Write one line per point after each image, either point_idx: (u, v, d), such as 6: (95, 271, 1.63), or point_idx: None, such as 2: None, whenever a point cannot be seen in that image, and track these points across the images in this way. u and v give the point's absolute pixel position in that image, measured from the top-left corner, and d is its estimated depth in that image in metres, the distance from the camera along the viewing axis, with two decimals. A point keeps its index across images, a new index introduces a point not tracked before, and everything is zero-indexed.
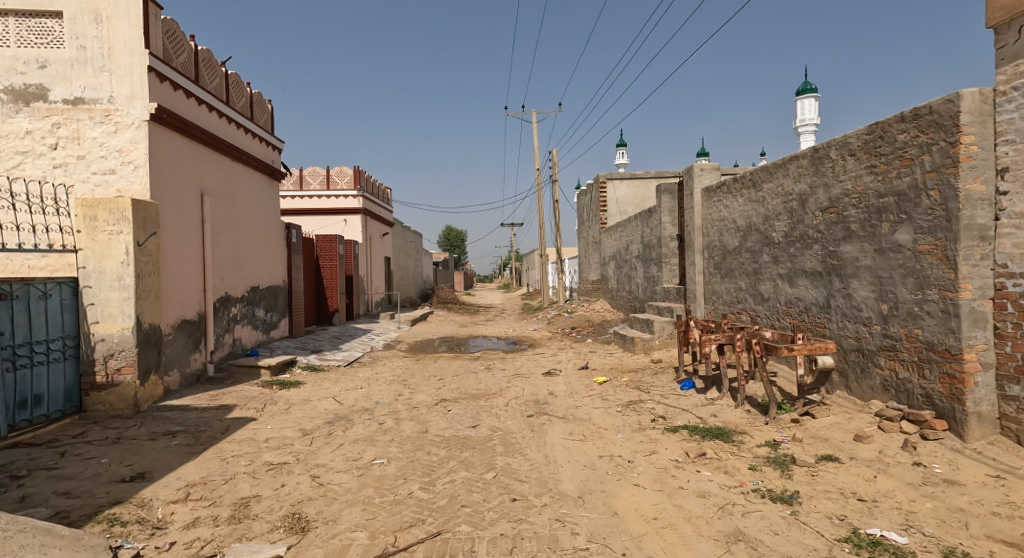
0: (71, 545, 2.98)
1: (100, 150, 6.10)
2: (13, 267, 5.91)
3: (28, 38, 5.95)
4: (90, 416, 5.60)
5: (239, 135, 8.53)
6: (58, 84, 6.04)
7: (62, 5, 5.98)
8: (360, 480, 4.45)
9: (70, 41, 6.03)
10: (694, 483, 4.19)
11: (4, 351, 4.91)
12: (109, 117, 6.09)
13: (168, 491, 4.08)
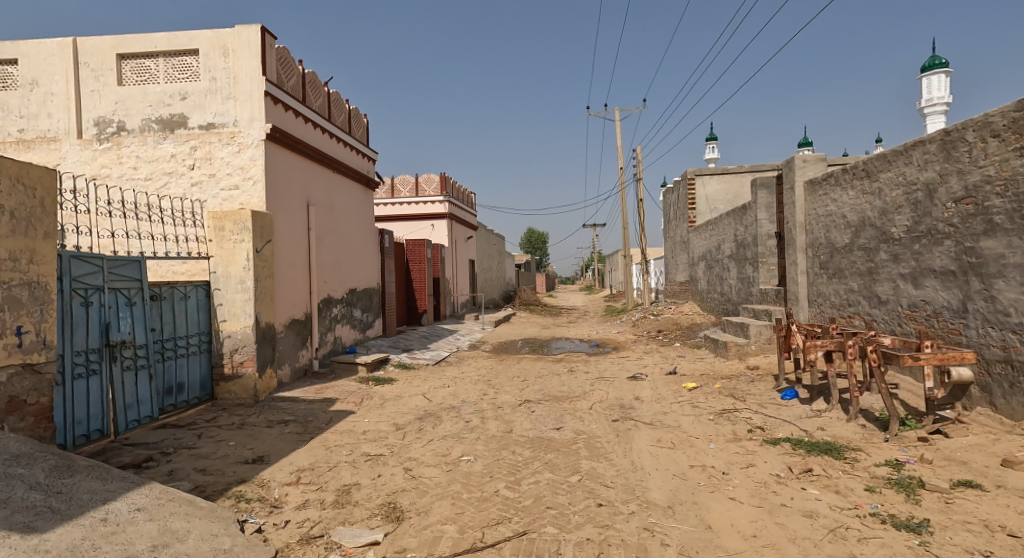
0: (208, 516, 3.35)
1: (227, 169, 6.89)
2: (161, 272, 6.87)
3: (173, 75, 6.93)
4: (220, 404, 6.35)
5: (340, 148, 9.25)
6: (195, 112, 6.92)
7: (198, 43, 6.90)
8: (449, 475, 4.63)
9: (204, 74, 6.91)
10: (799, 501, 3.85)
11: (159, 343, 5.61)
12: (234, 139, 6.88)
13: (282, 474, 4.51)
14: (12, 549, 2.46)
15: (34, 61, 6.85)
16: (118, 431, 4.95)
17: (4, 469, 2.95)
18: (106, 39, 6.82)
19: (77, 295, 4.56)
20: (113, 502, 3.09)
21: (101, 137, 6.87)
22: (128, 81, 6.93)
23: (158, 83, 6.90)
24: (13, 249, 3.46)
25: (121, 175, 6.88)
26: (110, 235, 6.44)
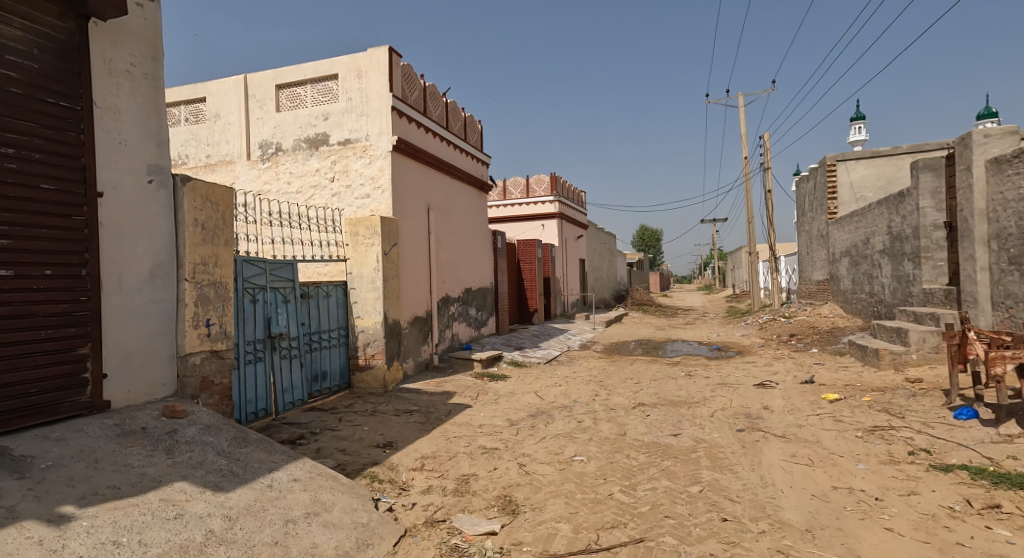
0: (349, 492, 3.77)
1: (360, 179, 7.62)
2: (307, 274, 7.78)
3: (317, 98, 7.82)
4: (355, 391, 7.05)
5: (457, 154, 9.74)
6: (335, 130, 7.73)
7: (338, 68, 7.70)
8: (562, 473, 4.71)
9: (342, 95, 7.69)
10: (980, 542, 3.34)
11: (308, 335, 6.34)
12: (366, 152, 7.58)
13: (409, 460, 4.91)
14: (207, 503, 2.99)
15: (216, 97, 8.14)
16: (278, 410, 5.70)
17: (200, 437, 3.56)
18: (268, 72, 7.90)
19: (247, 293, 5.33)
20: (277, 472, 3.59)
21: (263, 158, 7.97)
22: (284, 107, 7.95)
23: (307, 107, 7.84)
24: (203, 256, 4.14)
25: (279, 189, 7.92)
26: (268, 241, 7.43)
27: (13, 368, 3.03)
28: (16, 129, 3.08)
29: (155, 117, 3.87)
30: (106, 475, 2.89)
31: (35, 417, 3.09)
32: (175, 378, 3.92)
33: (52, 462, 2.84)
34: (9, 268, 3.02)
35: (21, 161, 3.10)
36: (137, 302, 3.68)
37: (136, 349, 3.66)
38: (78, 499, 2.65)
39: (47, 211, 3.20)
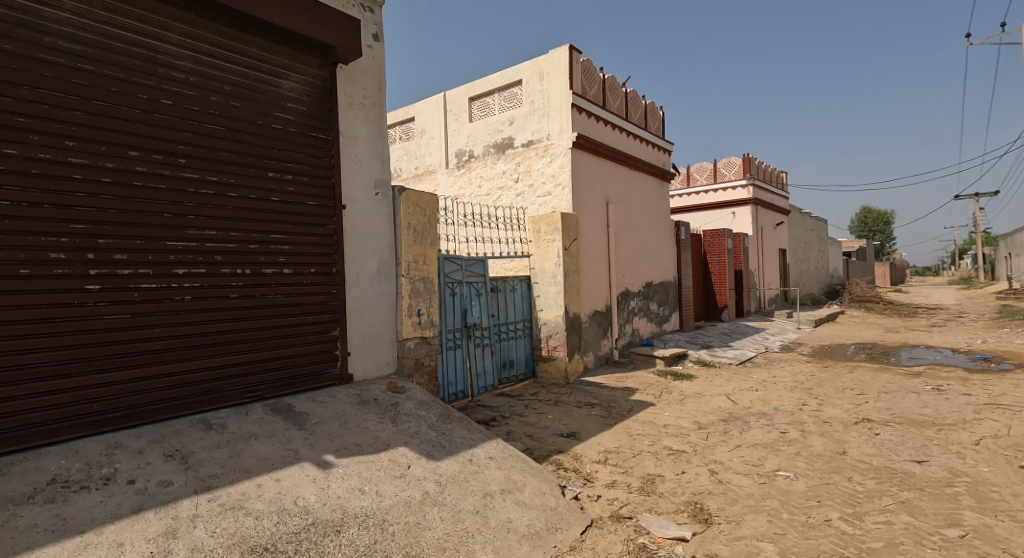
0: (538, 475, 4.00)
1: (542, 178, 7.92)
2: None
3: (504, 105, 8.40)
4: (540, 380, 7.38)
5: (637, 144, 9.53)
6: (519, 133, 8.18)
7: (522, 74, 8.14)
8: (763, 488, 4.32)
9: (526, 98, 8.10)
10: None
11: (498, 326, 6.81)
12: (547, 151, 7.87)
13: (592, 452, 5.01)
14: (423, 468, 3.48)
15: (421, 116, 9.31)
16: (472, 392, 6.26)
17: (416, 410, 4.13)
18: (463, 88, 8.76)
19: (447, 287, 5.98)
20: (476, 448, 3.99)
21: (459, 165, 8.83)
22: (475, 118, 8.72)
23: (495, 115, 8.47)
24: (415, 255, 4.77)
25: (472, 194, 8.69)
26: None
27: (294, 345, 3.88)
28: (292, 158, 3.92)
29: (380, 138, 4.56)
30: (353, 434, 3.56)
31: (306, 383, 3.93)
32: (395, 359, 4.60)
33: (318, 419, 3.59)
34: (290, 267, 3.87)
35: (295, 183, 3.93)
36: (369, 294, 4.42)
37: (368, 333, 4.40)
38: (335, 450, 3.33)
39: (312, 221, 4.02)
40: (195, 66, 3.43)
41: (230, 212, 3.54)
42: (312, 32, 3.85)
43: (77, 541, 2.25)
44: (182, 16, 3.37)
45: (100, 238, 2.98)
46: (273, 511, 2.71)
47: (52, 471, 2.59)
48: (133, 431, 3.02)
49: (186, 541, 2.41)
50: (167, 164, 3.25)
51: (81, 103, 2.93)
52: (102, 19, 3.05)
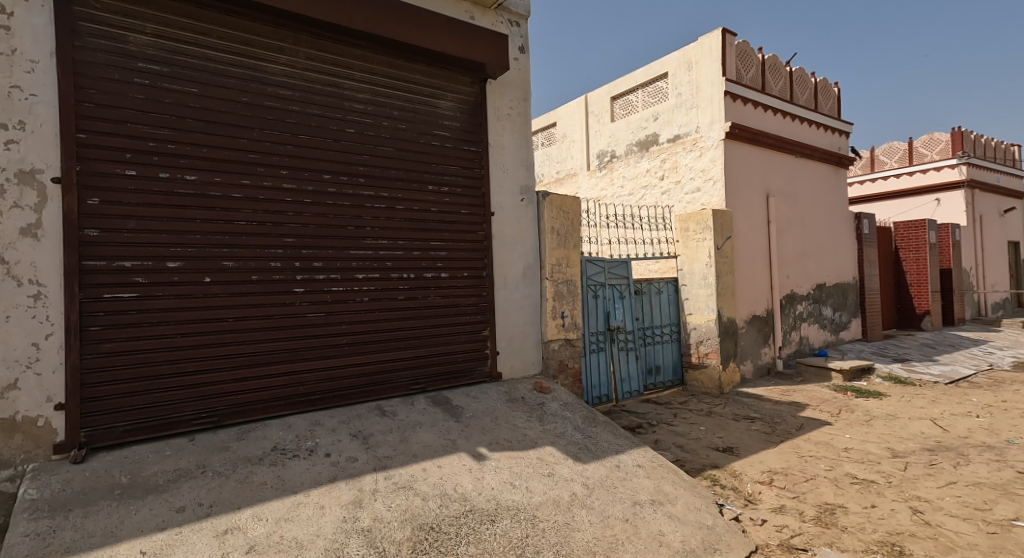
0: (691, 489, 3.79)
1: (690, 173, 7.55)
2: None
3: (649, 101, 8.24)
4: (689, 389, 6.86)
5: (804, 128, 8.55)
6: (664, 129, 7.93)
7: (667, 66, 7.89)
8: (992, 539, 3.54)
9: (672, 91, 7.82)
10: None
11: (642, 330, 6.47)
12: (696, 144, 7.47)
13: (754, 471, 4.60)
14: (570, 469, 3.56)
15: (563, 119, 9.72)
16: (617, 397, 6.05)
17: (561, 411, 4.23)
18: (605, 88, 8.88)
19: (590, 289, 5.79)
20: (624, 454, 3.94)
21: (601, 166, 8.93)
22: (617, 116, 8.78)
23: (637, 112, 8.39)
24: (559, 258, 4.89)
25: (614, 194, 8.73)
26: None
27: (451, 343, 4.26)
28: (448, 172, 4.31)
29: (526, 146, 4.79)
30: (503, 429, 3.79)
31: (461, 378, 4.29)
32: (541, 359, 4.77)
33: (472, 413, 3.89)
34: (447, 271, 4.26)
35: (451, 194, 4.32)
36: (515, 296, 4.65)
37: (516, 333, 4.63)
38: (488, 444, 3.58)
39: (465, 229, 4.38)
40: (372, 97, 3.95)
41: (398, 223, 4.03)
42: (467, 53, 4.17)
43: (293, 500, 2.75)
44: (363, 54, 3.89)
45: (304, 250, 3.61)
46: (437, 495, 3.01)
47: (274, 439, 3.20)
48: (327, 412, 3.59)
49: (369, 511, 2.79)
50: (351, 184, 3.81)
51: (290, 138, 3.57)
52: (306, 66, 3.66)
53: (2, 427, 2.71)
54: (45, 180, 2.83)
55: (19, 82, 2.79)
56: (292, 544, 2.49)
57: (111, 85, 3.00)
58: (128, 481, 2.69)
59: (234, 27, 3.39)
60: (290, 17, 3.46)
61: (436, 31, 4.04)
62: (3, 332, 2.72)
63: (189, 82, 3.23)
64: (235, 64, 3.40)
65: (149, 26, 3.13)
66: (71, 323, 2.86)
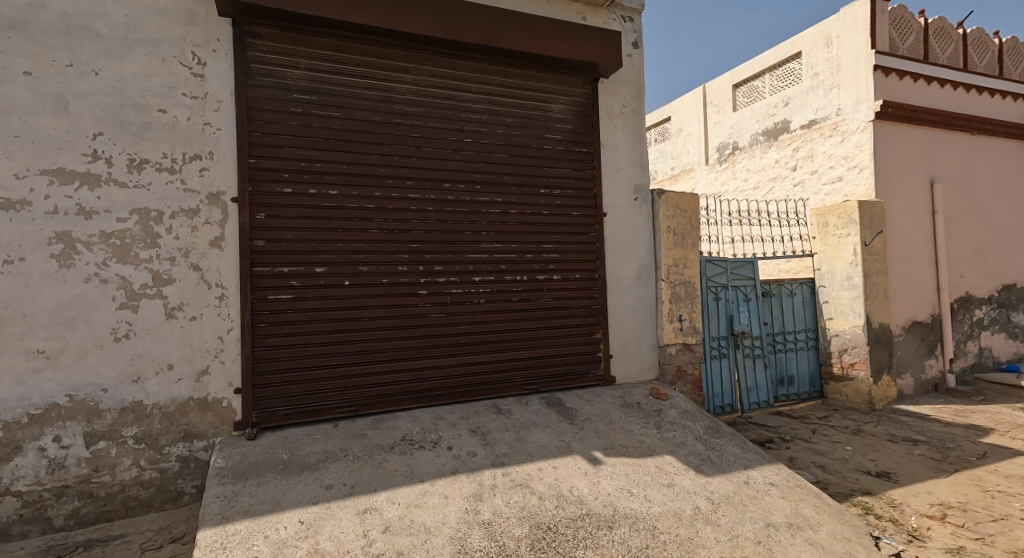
0: (837, 515, 3.32)
1: (829, 161, 6.79)
2: (768, 271, 7.60)
3: (778, 85, 7.65)
4: (830, 403, 6.00)
5: (983, 100, 7.22)
6: (797, 114, 7.28)
7: (801, 45, 7.19)
8: None
9: (808, 72, 7.10)
10: None
11: (772, 336, 5.73)
12: (837, 128, 6.70)
13: (920, 503, 3.92)
14: (692, 481, 3.38)
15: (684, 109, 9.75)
16: (743, 408, 5.37)
17: (680, 420, 4.04)
18: (726, 76, 8.55)
19: (710, 292, 5.19)
20: (754, 470, 3.62)
21: (722, 159, 8.61)
22: (741, 105, 8.32)
23: (763, 100, 7.89)
24: (675, 258, 4.69)
25: (736, 188, 8.36)
26: (728, 240, 7.80)
27: (563, 344, 4.31)
28: (560, 175, 4.37)
29: (639, 144, 4.67)
30: (619, 435, 3.72)
31: (574, 380, 4.32)
32: (657, 364, 4.62)
33: (586, 416, 3.89)
34: (559, 273, 4.32)
35: (563, 197, 4.37)
36: (629, 298, 4.55)
37: (630, 336, 4.53)
38: (603, 448, 3.54)
39: (577, 231, 4.40)
40: (488, 107, 4.14)
41: (512, 227, 4.18)
42: (579, 55, 4.17)
43: (421, 487, 2.98)
44: (479, 67, 4.09)
45: (427, 254, 3.89)
46: (553, 495, 3.06)
47: (403, 430, 3.49)
48: (449, 407, 3.83)
49: (489, 505, 2.93)
50: (468, 191, 4.04)
51: (415, 152, 3.88)
52: (429, 83, 3.95)
53: (198, 406, 3.28)
54: (226, 200, 3.37)
55: (209, 120, 3.35)
56: (420, 529, 2.70)
57: (272, 115, 3.49)
58: (288, 458, 3.12)
59: (369, 53, 3.76)
60: (417, 39, 3.74)
61: (550, 36, 4.09)
62: (199, 328, 3.29)
63: (332, 106, 3.65)
64: (370, 86, 3.77)
65: (302, 61, 3.57)
66: (245, 321, 3.38)
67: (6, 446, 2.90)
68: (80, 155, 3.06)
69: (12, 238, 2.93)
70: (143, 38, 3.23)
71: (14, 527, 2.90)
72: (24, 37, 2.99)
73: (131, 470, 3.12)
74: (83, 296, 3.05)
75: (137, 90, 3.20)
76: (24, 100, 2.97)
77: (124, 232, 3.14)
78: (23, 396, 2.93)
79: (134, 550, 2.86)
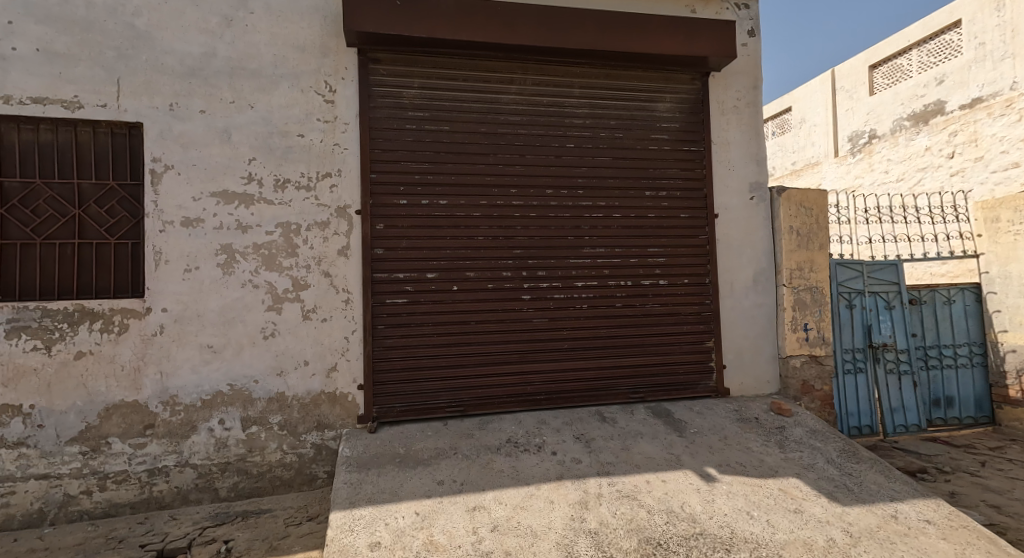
0: None
1: (999, 146, 6.06)
2: (918, 275, 6.68)
3: (927, 61, 7.02)
4: (1005, 433, 4.97)
5: None
6: (954, 92, 6.63)
7: (961, 12, 6.50)
8: None
9: (969, 42, 6.42)
10: None
11: (923, 350, 4.89)
12: (1011, 106, 5.96)
13: None
14: (825, 509, 3.00)
15: (806, 102, 9.34)
16: (886, 432, 4.61)
17: (808, 440, 3.65)
18: (861, 58, 8.14)
19: (842, 298, 4.52)
20: (904, 503, 3.09)
21: (854, 150, 8.24)
22: (880, 87, 7.87)
23: (905, 80, 7.34)
24: (800, 261, 4.27)
25: (872, 180, 7.95)
26: (866, 240, 7.00)
27: (671, 352, 4.15)
28: (667, 176, 4.21)
29: (755, 139, 4.35)
30: (734, 452, 3.47)
31: (683, 391, 4.14)
32: (779, 377, 4.27)
33: (697, 429, 3.69)
34: (666, 278, 4.17)
35: (670, 198, 4.20)
36: (745, 305, 4.26)
37: (746, 346, 4.26)
38: (718, 465, 3.32)
39: (685, 233, 4.21)
40: (591, 111, 4.11)
41: (616, 231, 4.10)
42: (688, 49, 3.98)
43: (527, 490, 3.02)
44: (581, 71, 4.09)
45: (530, 260, 3.97)
46: (662, 510, 2.92)
47: (508, 433, 3.57)
48: (552, 412, 3.85)
49: (595, 514, 2.88)
50: (571, 196, 4.05)
51: (518, 160, 3.98)
52: (532, 92, 4.02)
53: (328, 399, 3.64)
54: (351, 213, 3.72)
55: (338, 141, 3.72)
56: (527, 531, 2.75)
57: (389, 133, 3.80)
58: (404, 452, 3.35)
59: (476, 68, 3.92)
60: (521, 50, 3.83)
61: (658, 33, 3.95)
62: (329, 328, 3.66)
63: (442, 121, 3.87)
64: (476, 100, 3.93)
65: (416, 81, 3.85)
66: (367, 323, 3.70)
67: (185, 425, 3.44)
68: (239, 178, 3.55)
69: (190, 250, 3.47)
70: (287, 73, 3.66)
71: (191, 494, 3.43)
72: (200, 81, 3.53)
73: (277, 453, 3.55)
74: (240, 299, 3.54)
75: (281, 119, 3.64)
76: (199, 134, 3.51)
77: (270, 243, 3.59)
78: (197, 384, 3.47)
79: (280, 523, 3.25)
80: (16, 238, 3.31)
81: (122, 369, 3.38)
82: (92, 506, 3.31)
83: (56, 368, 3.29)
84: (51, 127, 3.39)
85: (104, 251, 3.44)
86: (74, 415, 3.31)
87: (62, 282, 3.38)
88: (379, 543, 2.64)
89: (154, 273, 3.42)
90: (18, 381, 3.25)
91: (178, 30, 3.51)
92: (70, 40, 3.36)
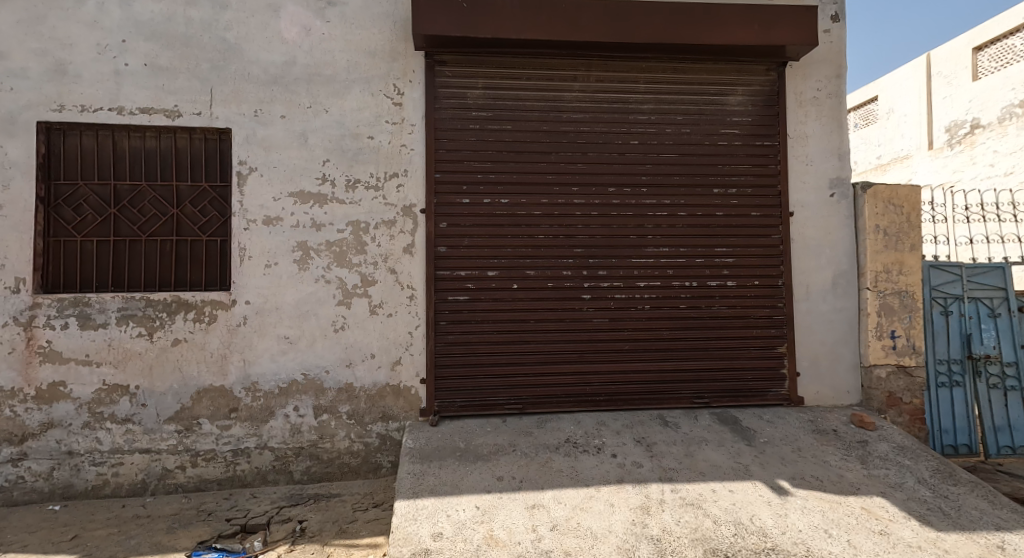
0: None
1: None
2: None
3: None
4: None
5: None
6: None
7: None
8: None
9: None
10: None
11: None
12: None
13: None
14: (916, 533, 2.75)
15: (895, 91, 8.65)
16: (987, 453, 4.11)
17: (895, 457, 3.36)
18: (964, 39, 7.46)
19: (935, 304, 4.11)
20: (1013, 532, 2.76)
21: (953, 141, 7.57)
22: (985, 72, 7.19)
23: (1018, 63, 6.65)
24: (887, 263, 3.94)
25: (973, 174, 7.20)
26: (966, 240, 6.35)
27: (738, 357, 3.97)
28: (737, 172, 4.01)
29: (838, 132, 4.06)
30: (810, 464, 3.26)
31: (752, 398, 3.95)
32: (860, 387, 3.98)
33: (767, 438, 3.50)
34: (734, 280, 3.98)
35: (740, 196, 4.01)
36: (823, 309, 4.00)
37: (823, 353, 4.00)
38: (791, 478, 3.13)
39: (757, 232, 4.00)
40: (657, 106, 4.00)
41: (682, 230, 3.97)
42: (763, 37, 3.77)
43: (586, 491, 3.00)
44: (648, 66, 3.98)
45: (591, 260, 3.93)
46: (728, 520, 2.80)
47: (566, 432, 3.55)
48: (612, 414, 3.79)
49: (658, 520, 2.80)
50: (634, 194, 3.96)
51: (581, 158, 3.94)
52: (596, 89, 3.97)
53: (392, 392, 3.77)
54: (417, 212, 3.83)
55: (405, 142, 3.84)
56: (587, 533, 2.71)
57: (454, 133, 3.88)
58: (465, 447, 3.41)
59: (540, 67, 3.92)
60: (584, 47, 3.79)
61: (731, 22, 3.76)
62: (395, 323, 3.79)
63: (505, 120, 3.91)
64: (540, 99, 3.94)
65: (480, 81, 3.91)
66: (430, 319, 3.80)
67: (264, 410, 3.69)
68: (314, 179, 3.76)
69: (270, 247, 3.72)
70: (359, 78, 3.82)
71: (269, 475, 3.68)
72: (282, 88, 3.76)
73: (345, 441, 3.73)
74: (314, 294, 3.74)
75: (354, 121, 3.81)
76: (280, 138, 3.75)
77: (341, 240, 3.77)
78: (275, 372, 3.71)
79: (348, 508, 3.42)
80: (125, 236, 3.67)
81: (211, 356, 3.67)
82: (185, 480, 3.63)
83: (156, 353, 3.63)
84: (155, 135, 3.73)
85: (198, 247, 3.75)
86: (171, 397, 3.64)
87: (162, 275, 3.71)
88: (441, 534, 2.71)
89: (239, 268, 3.69)
90: (125, 363, 3.61)
91: (263, 41, 3.76)
92: (172, 54, 3.69)
